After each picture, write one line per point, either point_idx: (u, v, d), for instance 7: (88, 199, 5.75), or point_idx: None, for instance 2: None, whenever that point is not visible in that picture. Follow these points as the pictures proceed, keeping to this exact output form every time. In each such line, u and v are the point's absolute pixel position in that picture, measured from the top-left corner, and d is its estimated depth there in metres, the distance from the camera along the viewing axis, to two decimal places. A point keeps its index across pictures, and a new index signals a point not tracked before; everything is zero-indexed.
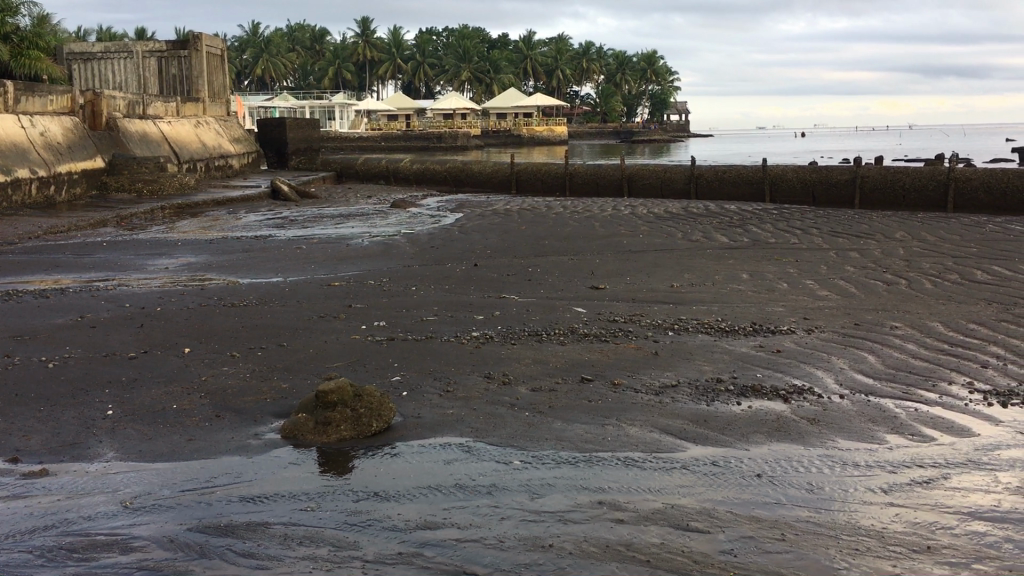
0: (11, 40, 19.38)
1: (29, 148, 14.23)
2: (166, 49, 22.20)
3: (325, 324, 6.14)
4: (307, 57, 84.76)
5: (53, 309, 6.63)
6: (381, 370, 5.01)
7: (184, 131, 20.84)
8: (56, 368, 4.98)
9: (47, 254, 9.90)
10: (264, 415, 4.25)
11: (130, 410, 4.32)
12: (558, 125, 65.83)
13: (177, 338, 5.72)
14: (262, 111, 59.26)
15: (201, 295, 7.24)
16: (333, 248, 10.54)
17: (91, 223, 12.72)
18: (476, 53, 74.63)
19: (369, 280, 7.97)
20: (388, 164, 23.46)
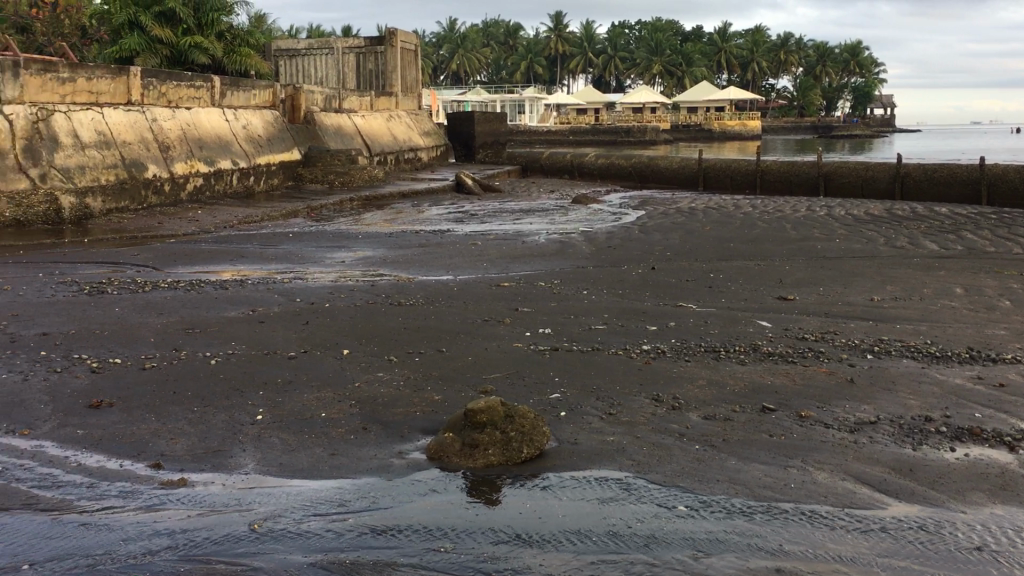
0: (225, 38, 21.03)
1: (231, 141, 14.87)
2: (365, 45, 22.74)
3: (489, 329, 5.85)
4: (501, 52, 86.23)
5: (228, 301, 6.68)
6: (540, 385, 4.64)
7: (376, 124, 21.34)
8: (218, 365, 4.93)
9: (237, 244, 10.20)
10: (411, 431, 3.98)
11: (279, 416, 4.15)
12: (752, 120, 63.63)
13: (338, 338, 5.58)
14: (456, 104, 60.71)
15: (370, 291, 7.14)
16: (509, 245, 10.31)
17: (283, 213, 13.07)
18: (670, 47, 73.40)
19: (540, 282, 7.65)
20: (573, 157, 23.16)
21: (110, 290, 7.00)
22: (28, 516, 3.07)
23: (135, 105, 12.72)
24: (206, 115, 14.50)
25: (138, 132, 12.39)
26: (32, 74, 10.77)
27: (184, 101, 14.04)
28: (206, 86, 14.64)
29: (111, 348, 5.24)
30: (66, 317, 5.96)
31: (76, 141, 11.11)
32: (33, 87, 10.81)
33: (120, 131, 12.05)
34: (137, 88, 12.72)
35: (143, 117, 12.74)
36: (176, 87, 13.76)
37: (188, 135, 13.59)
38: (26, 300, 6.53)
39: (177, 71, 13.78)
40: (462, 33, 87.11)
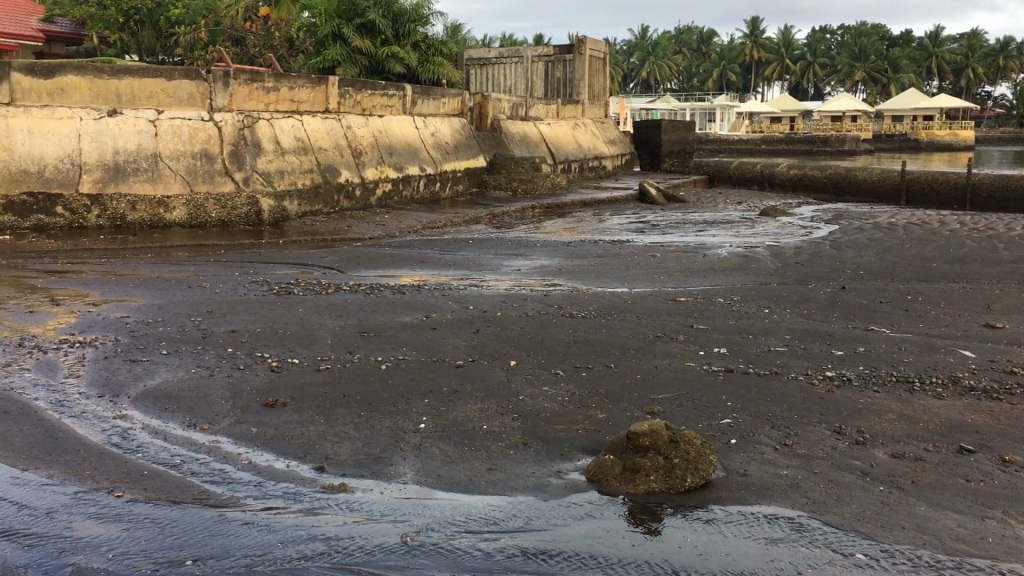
0: (420, 48, 21.77)
1: (420, 148, 15.31)
2: (554, 53, 22.88)
3: (661, 345, 5.66)
4: (693, 59, 84.98)
5: (404, 306, 6.81)
6: (711, 409, 4.41)
7: (562, 132, 21.43)
8: (387, 370, 5.00)
9: (420, 249, 10.45)
10: (572, 450, 3.86)
11: (441, 425, 4.14)
12: (963, 130, 59.51)
13: (507, 348, 5.55)
14: (644, 112, 60.27)
15: (544, 301, 7.09)
16: (690, 258, 10.02)
17: (466, 219, 13.31)
18: (874, 52, 69.86)
19: (719, 298, 7.35)
20: (763, 168, 22.37)
21: (296, 291, 7.29)
22: (197, 510, 3.17)
23: (332, 113, 13.30)
24: (397, 123, 15.00)
25: (334, 140, 12.97)
26: (240, 83, 11.46)
27: (378, 109, 14.57)
28: (399, 95, 15.14)
29: (291, 348, 5.43)
30: (254, 315, 6.25)
31: (276, 147, 11.72)
32: (241, 96, 11.50)
33: (317, 138, 12.64)
34: (334, 97, 13.29)
35: (339, 124, 13.31)
36: (370, 96, 14.29)
37: (379, 142, 14.09)
38: (221, 297, 6.92)
39: (373, 81, 14.32)
40: (654, 40, 86.39)
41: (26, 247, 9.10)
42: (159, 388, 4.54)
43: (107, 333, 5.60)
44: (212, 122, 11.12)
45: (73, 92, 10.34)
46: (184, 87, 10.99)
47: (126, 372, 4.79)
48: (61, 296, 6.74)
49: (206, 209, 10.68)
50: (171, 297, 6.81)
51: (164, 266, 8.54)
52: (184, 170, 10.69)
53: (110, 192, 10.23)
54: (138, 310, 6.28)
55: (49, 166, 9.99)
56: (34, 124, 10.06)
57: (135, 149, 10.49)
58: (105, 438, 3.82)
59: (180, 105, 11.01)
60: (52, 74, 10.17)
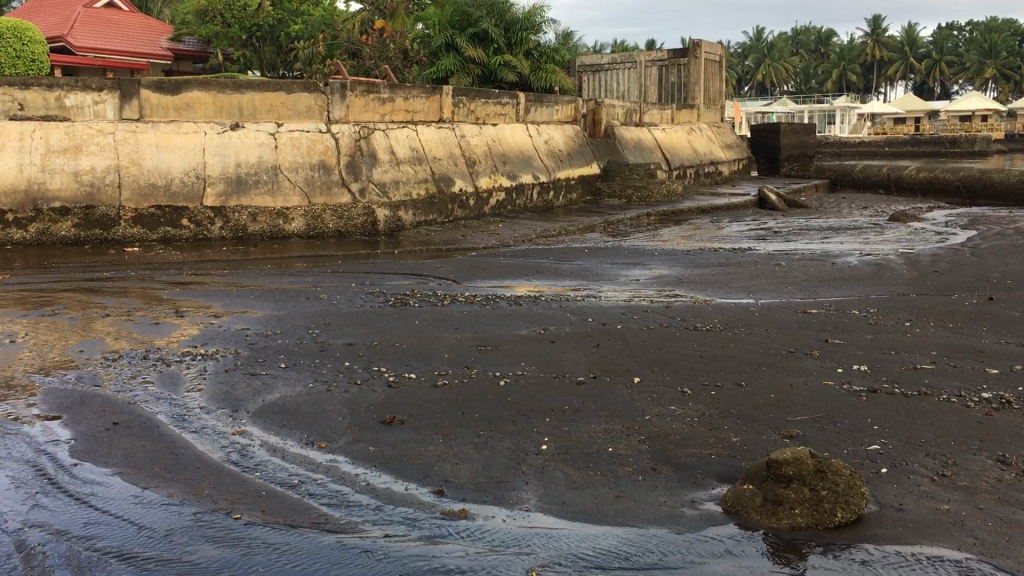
0: (532, 55, 21.65)
1: (533, 156, 15.19)
2: (669, 57, 22.30)
3: (794, 362, 5.31)
4: (811, 60, 82.65)
5: (521, 318, 6.64)
6: (855, 433, 4.07)
7: (676, 137, 20.99)
8: (506, 387, 4.83)
9: (534, 258, 10.28)
10: (705, 477, 3.60)
11: (564, 447, 3.94)
12: None
13: (630, 363, 5.31)
14: (760, 116, 58.92)
15: (665, 313, 6.80)
16: (817, 266, 9.55)
17: (580, 228, 13.09)
18: (1007, 47, 66.43)
19: (854, 309, 6.91)
20: (890, 171, 21.37)
21: (413, 303, 7.22)
22: (314, 535, 3.05)
23: (446, 122, 13.31)
24: (511, 131, 14.92)
25: (448, 149, 12.96)
26: (356, 95, 11.55)
27: (491, 118, 14.52)
28: (512, 103, 15.05)
29: (408, 362, 5.32)
30: (371, 328, 6.19)
31: (391, 157, 11.75)
32: (357, 107, 11.60)
33: (431, 148, 12.66)
34: (448, 106, 13.29)
35: (453, 133, 13.31)
36: (484, 105, 14.25)
37: (493, 151, 14.03)
38: (338, 309, 6.90)
39: (486, 89, 14.28)
40: (769, 42, 84.51)
41: (153, 258, 9.36)
42: (278, 404, 4.48)
43: (228, 345, 5.62)
44: (329, 134, 11.25)
45: (199, 107, 10.65)
46: (303, 100, 11.14)
47: (246, 386, 4.75)
48: (185, 308, 6.85)
49: (323, 220, 10.78)
50: (289, 308, 6.83)
51: (283, 277, 8.63)
52: (302, 181, 10.83)
53: (232, 205, 10.42)
54: (258, 322, 6.30)
55: (176, 180, 10.27)
56: (162, 139, 10.39)
57: (256, 162, 10.69)
58: (223, 456, 3.76)
59: (299, 118, 11.17)
60: (179, 90, 10.49)
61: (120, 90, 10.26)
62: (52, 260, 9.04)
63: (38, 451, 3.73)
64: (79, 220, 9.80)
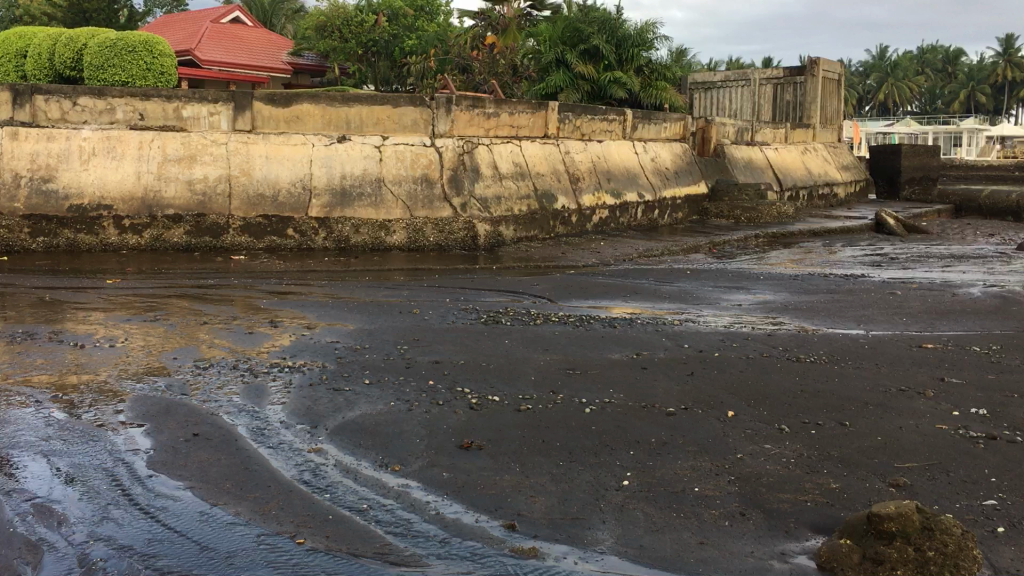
0: (643, 72, 21.36)
1: (639, 173, 14.93)
2: (784, 75, 21.84)
3: (905, 402, 4.94)
4: (937, 80, 79.79)
5: (614, 342, 6.43)
6: (970, 485, 3.72)
7: (790, 158, 20.37)
8: (592, 415, 4.64)
9: (634, 278, 10.04)
10: (799, 526, 3.34)
11: (647, 484, 3.73)
12: None
13: (725, 396, 5.04)
14: (879, 136, 57.02)
15: (767, 342, 6.48)
16: (936, 296, 9.00)
17: (684, 248, 12.76)
18: None
19: (974, 346, 6.43)
20: (1019, 197, 20.21)
21: (505, 321, 7.09)
22: (376, 567, 2.93)
23: (551, 138, 13.21)
24: (617, 149, 14.71)
25: (551, 165, 12.84)
26: (461, 109, 11.54)
27: (597, 134, 14.36)
28: (619, 119, 14.85)
29: (493, 384, 5.19)
30: (460, 346, 6.08)
31: (494, 172, 11.69)
32: (462, 122, 11.59)
33: (534, 163, 12.56)
34: (553, 122, 13.19)
35: (557, 149, 13.20)
36: (590, 120, 14.09)
37: (597, 168, 13.84)
38: (429, 325, 6.84)
39: (593, 105, 14.11)
40: (892, 61, 81.81)
41: (256, 267, 9.52)
42: (357, 422, 4.40)
43: (317, 358, 5.60)
44: (433, 147, 11.29)
45: (307, 119, 10.82)
46: (408, 114, 11.20)
47: (328, 402, 4.70)
48: (280, 318, 6.89)
49: (424, 233, 10.78)
50: (381, 323, 6.80)
51: (380, 290, 8.65)
52: (405, 195, 10.87)
53: (336, 217, 10.53)
54: (348, 335, 6.28)
55: (282, 191, 10.44)
56: (271, 150, 10.59)
57: (360, 174, 10.79)
58: (295, 475, 3.68)
59: (404, 131, 11.22)
60: (290, 102, 10.66)
61: (234, 102, 10.49)
62: (162, 266, 9.30)
63: (117, 460, 3.74)
64: (189, 227, 10.06)
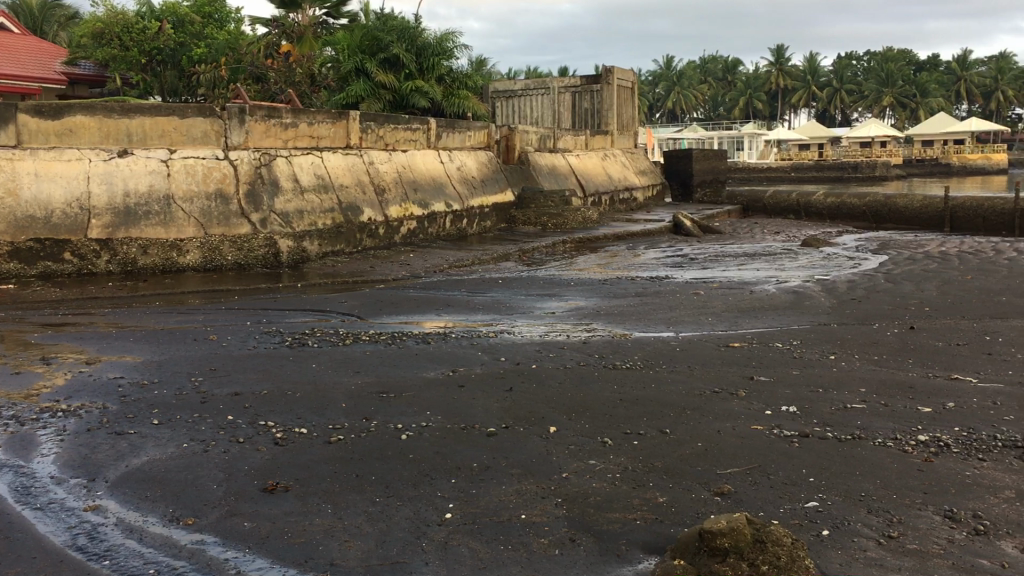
0: (445, 81, 21.32)
1: (445, 183, 14.76)
2: (581, 84, 22.29)
3: (720, 404, 4.96)
4: (718, 89, 85.09)
5: (427, 359, 6.17)
6: (791, 487, 3.71)
7: (591, 164, 20.86)
8: (408, 442, 4.35)
9: (445, 290, 9.82)
10: (630, 548, 3.19)
11: (471, 515, 3.49)
12: (996, 154, 59.88)
13: (546, 411, 4.88)
14: (669, 142, 59.96)
15: (582, 350, 6.41)
16: (735, 295, 9.32)
17: (494, 256, 12.69)
18: (901, 77, 71.85)
19: (776, 343, 6.63)
20: (799, 196, 21.61)
21: (311, 343, 6.67)
22: None
23: (353, 149, 12.79)
24: (422, 158, 14.48)
25: (355, 176, 12.44)
26: (256, 119, 10.96)
27: (401, 144, 14.07)
28: (423, 129, 14.62)
29: (299, 414, 4.79)
30: (263, 374, 5.63)
31: (295, 185, 11.17)
32: (258, 133, 11.00)
33: (337, 175, 12.12)
34: (355, 132, 12.78)
35: (361, 160, 12.82)
36: (393, 130, 13.77)
37: (403, 178, 13.56)
38: (228, 352, 6.32)
39: (395, 114, 13.80)
40: (677, 70, 86.41)
41: (28, 296, 8.59)
42: (143, 470, 3.91)
43: (96, 399, 4.99)
44: (227, 160, 10.64)
45: (83, 132, 9.87)
46: (197, 125, 10.47)
47: (109, 449, 4.16)
48: (54, 354, 6.17)
49: (222, 252, 10.12)
50: (172, 353, 6.21)
51: (171, 315, 7.99)
52: (198, 212, 10.17)
53: (120, 237, 9.68)
54: (134, 369, 5.68)
55: (57, 211, 9.50)
56: (41, 166, 9.59)
57: (146, 191, 10.00)
58: (67, 540, 3.18)
59: (194, 144, 10.51)
60: (60, 113, 9.68)
61: None
62: None
63: None
64: None
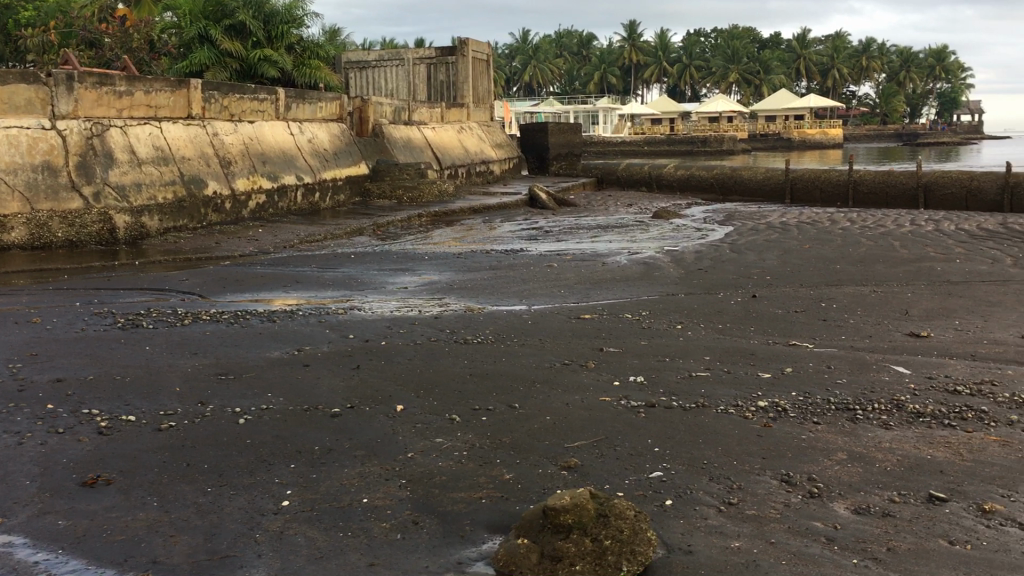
0: (295, 50, 20.65)
1: (296, 155, 14.29)
2: (436, 55, 22.01)
3: (569, 376, 4.95)
4: (573, 63, 86.38)
5: (272, 338, 5.92)
6: (636, 458, 3.72)
7: (447, 136, 20.69)
8: (247, 427, 4.13)
9: (294, 266, 9.49)
10: (474, 529, 3.11)
11: (310, 502, 3.33)
12: (832, 129, 63.25)
13: (393, 389, 4.74)
14: (526, 116, 60.48)
15: (433, 325, 6.29)
16: (588, 267, 9.42)
17: (347, 231, 12.38)
18: (746, 54, 74.83)
19: (626, 313, 6.71)
20: (651, 169, 22.11)
21: (146, 324, 6.29)
22: None
23: (195, 119, 12.18)
24: (270, 129, 13.95)
25: (198, 148, 11.86)
26: (86, 87, 10.23)
27: (247, 114, 13.50)
28: (271, 99, 14.09)
29: (128, 401, 4.49)
30: (91, 359, 5.25)
31: (131, 157, 10.57)
32: (88, 101, 10.27)
33: (178, 146, 11.52)
34: (197, 101, 12.18)
35: (204, 131, 12.23)
36: (239, 100, 13.21)
37: (250, 150, 13.04)
38: (53, 335, 5.88)
39: (241, 84, 13.23)
40: (533, 45, 87.11)
41: None
42: None
43: None
44: (56, 132, 9.84)
45: None
46: (20, 92, 9.54)
47: None
48: None
49: (51, 228, 9.32)
50: None
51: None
52: (22, 185, 9.27)
53: None
54: None
55: None
56: None
57: None
58: None
59: (17, 112, 9.53)
60: None
61: None
62: None
63: None
64: None
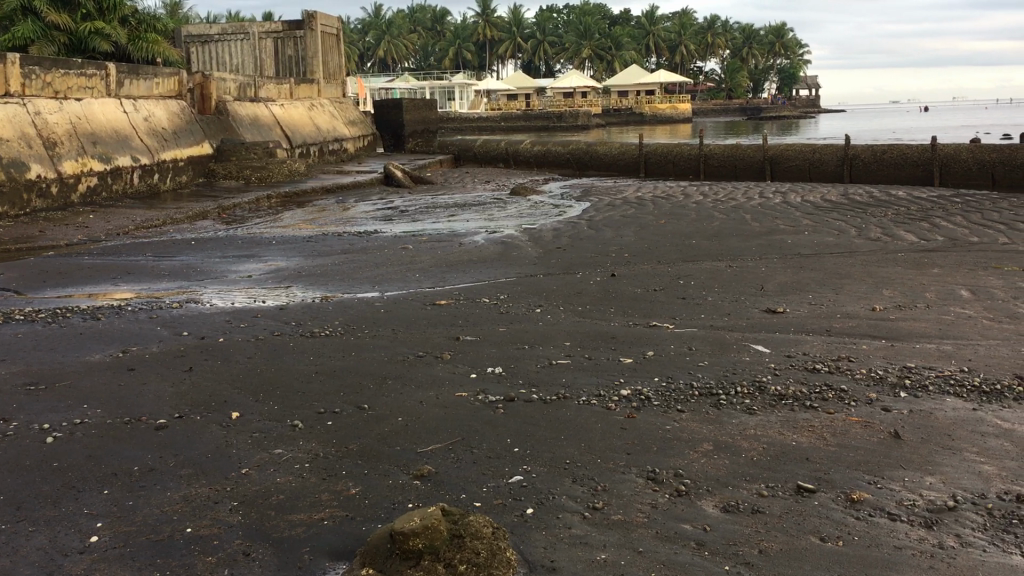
0: (129, 23, 18.20)
1: (130, 134, 13.32)
2: (282, 29, 21.10)
3: (423, 370, 4.64)
4: (428, 38, 85.46)
5: (94, 340, 5.33)
6: (494, 461, 3.45)
7: (297, 114, 19.88)
8: (54, 447, 3.63)
9: (126, 255, 8.76)
10: (315, 557, 2.76)
11: (123, 536, 2.90)
12: (681, 103, 64.99)
13: (229, 393, 4.31)
14: (381, 92, 59.41)
15: (277, 318, 5.85)
16: (444, 247, 9.12)
17: (189, 214, 11.62)
18: (597, 30, 75.88)
19: (483, 297, 6.45)
20: (507, 145, 21.93)
21: None
22: None
23: (13, 97, 11.11)
24: (100, 107, 12.93)
25: (18, 128, 10.80)
26: None
27: (74, 92, 12.46)
28: (100, 74, 13.07)
29: None
30: None
31: None
32: None
33: None
34: (15, 78, 11.12)
35: (25, 109, 11.15)
36: (63, 76, 12.17)
37: (78, 129, 12.04)
38: None
39: (64, 58, 12.19)
40: (386, 19, 85.62)
41: None
42: None
43: None
44: None
45: None
46: None
47: None
48: None
49: None
50: None
51: None
52: None
53: None
54: None
55: None
56: None
57: None
58: None
59: None
60: None
61: None
62: None
63: None
64: None
